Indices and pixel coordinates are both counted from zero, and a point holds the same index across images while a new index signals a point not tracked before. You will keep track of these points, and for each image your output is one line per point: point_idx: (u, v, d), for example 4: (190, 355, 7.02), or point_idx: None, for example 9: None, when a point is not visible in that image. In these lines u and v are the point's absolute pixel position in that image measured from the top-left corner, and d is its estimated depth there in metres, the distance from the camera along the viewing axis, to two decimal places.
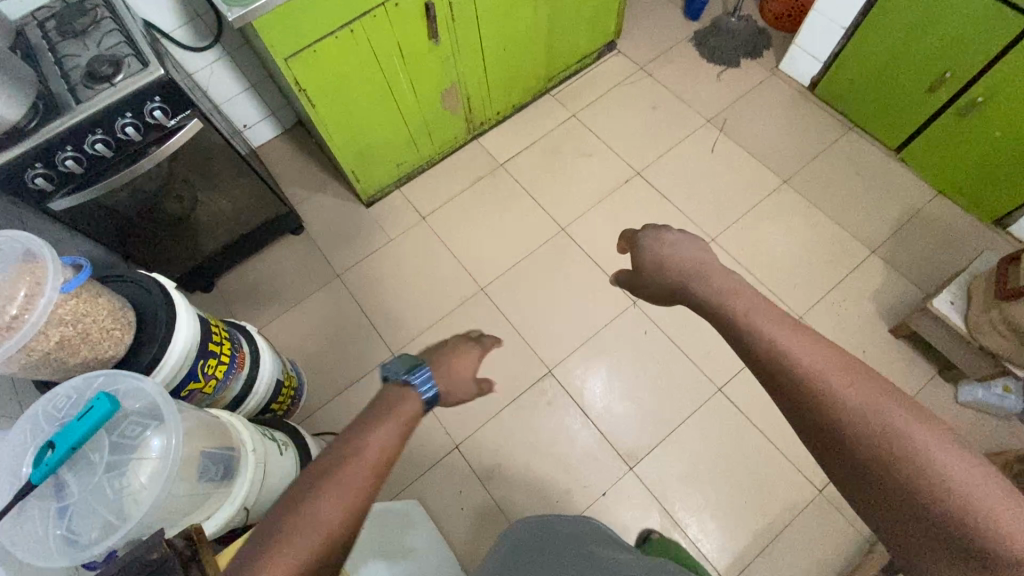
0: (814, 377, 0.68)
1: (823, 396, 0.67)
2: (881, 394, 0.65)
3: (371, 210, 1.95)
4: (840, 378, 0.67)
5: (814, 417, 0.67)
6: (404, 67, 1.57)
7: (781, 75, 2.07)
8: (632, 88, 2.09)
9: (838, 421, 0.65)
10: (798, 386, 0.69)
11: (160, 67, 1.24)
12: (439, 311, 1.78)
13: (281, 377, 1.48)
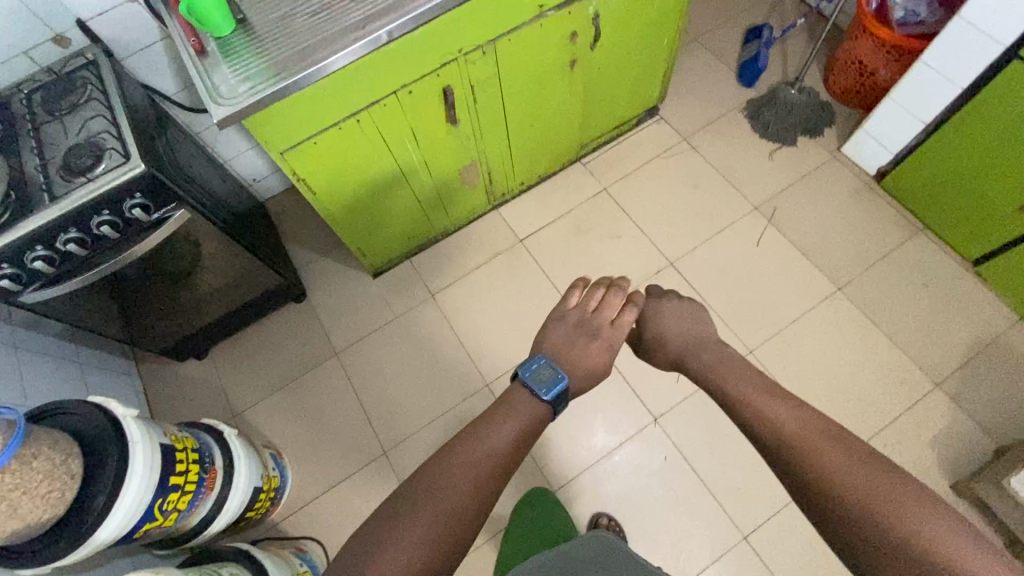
0: (792, 431, 0.78)
1: (779, 435, 0.79)
2: (829, 443, 0.74)
3: (377, 280, 1.82)
4: (795, 420, 0.79)
5: (793, 469, 0.75)
6: (418, 151, 1.42)
7: (844, 159, 1.83)
8: (672, 162, 1.89)
9: (812, 470, 0.73)
10: (779, 444, 0.78)
11: (144, 160, 1.12)
12: (442, 403, 1.63)
13: (259, 484, 1.37)
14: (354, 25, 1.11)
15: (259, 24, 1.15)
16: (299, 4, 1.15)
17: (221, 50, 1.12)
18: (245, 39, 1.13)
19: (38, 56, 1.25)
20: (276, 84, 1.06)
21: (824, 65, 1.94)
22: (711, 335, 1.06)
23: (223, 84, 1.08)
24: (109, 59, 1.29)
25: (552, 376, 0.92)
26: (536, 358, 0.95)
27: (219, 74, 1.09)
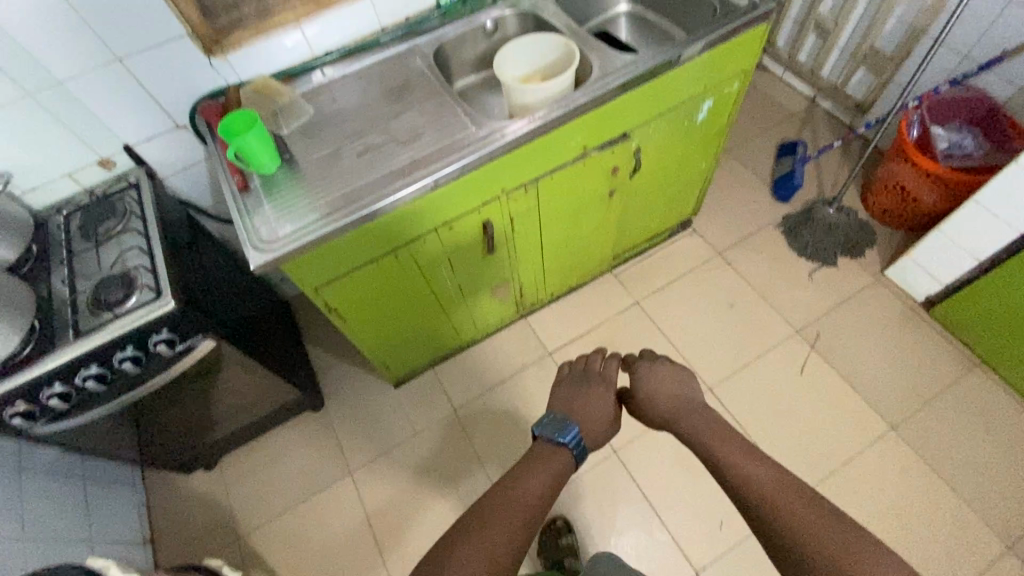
0: (769, 495, 0.80)
1: (756, 496, 0.81)
2: (798, 497, 0.78)
3: (398, 390, 1.74)
4: (765, 474, 0.83)
5: (772, 527, 0.77)
6: (452, 276, 1.38)
7: (887, 282, 1.76)
8: (706, 277, 1.84)
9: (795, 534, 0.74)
10: (760, 504, 0.80)
11: (174, 295, 1.08)
12: None
13: None
14: (400, 171, 1.10)
15: (304, 163, 1.15)
16: (347, 145, 1.16)
17: (264, 189, 1.11)
18: (289, 178, 1.13)
19: (82, 178, 1.25)
20: (317, 229, 1.04)
21: (862, 184, 1.89)
22: (696, 399, 1.08)
23: (263, 225, 1.06)
24: (152, 181, 1.29)
25: (564, 425, 1.02)
26: (542, 417, 1.05)
27: (260, 214, 1.07)
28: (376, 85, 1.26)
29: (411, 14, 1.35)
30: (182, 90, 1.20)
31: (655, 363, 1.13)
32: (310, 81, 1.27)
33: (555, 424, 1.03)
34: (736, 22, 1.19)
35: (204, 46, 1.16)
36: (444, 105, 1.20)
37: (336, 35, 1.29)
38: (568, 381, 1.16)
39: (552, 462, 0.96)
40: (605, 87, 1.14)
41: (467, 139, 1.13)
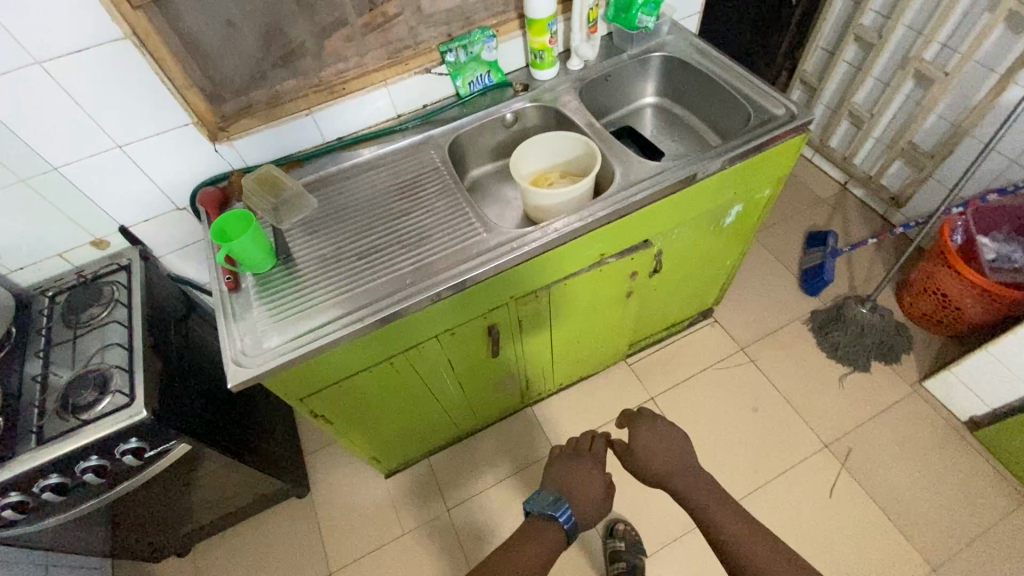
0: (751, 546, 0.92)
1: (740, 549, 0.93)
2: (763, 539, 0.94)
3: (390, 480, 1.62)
4: (739, 521, 0.97)
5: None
6: (454, 376, 1.28)
7: (926, 394, 1.62)
8: (728, 374, 1.71)
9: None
10: (745, 558, 0.92)
11: (147, 403, 0.99)
12: None
13: None
14: (403, 279, 1.02)
15: (302, 262, 1.07)
16: (347, 244, 1.08)
17: (256, 289, 1.03)
18: (284, 278, 1.05)
19: (73, 257, 1.20)
20: (306, 343, 0.95)
21: (897, 283, 1.77)
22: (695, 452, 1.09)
23: (249, 333, 0.97)
24: (146, 262, 1.23)
25: (554, 500, 1.01)
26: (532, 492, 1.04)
27: (248, 319, 0.99)
28: (387, 177, 1.20)
29: (429, 103, 1.30)
30: (184, 173, 1.15)
31: (655, 421, 1.11)
32: (318, 168, 1.21)
33: (544, 502, 1.01)
34: (772, 133, 1.12)
35: (209, 132, 1.11)
36: (455, 205, 1.13)
37: (349, 121, 1.24)
38: (562, 456, 1.12)
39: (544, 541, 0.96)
40: (628, 198, 1.07)
41: (477, 247, 1.05)
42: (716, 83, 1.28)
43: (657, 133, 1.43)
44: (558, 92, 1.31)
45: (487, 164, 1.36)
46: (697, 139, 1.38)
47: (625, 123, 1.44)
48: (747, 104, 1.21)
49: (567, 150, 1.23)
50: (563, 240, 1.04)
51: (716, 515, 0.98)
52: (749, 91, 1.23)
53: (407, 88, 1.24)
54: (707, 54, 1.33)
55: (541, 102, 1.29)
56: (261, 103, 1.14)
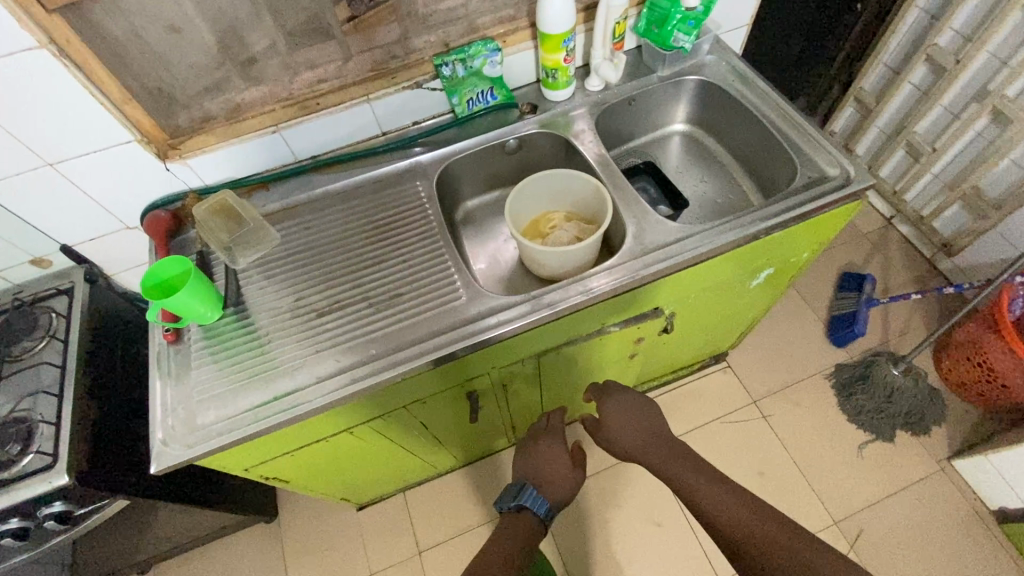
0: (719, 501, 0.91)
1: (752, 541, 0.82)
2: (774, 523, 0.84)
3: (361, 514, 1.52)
4: (735, 499, 0.90)
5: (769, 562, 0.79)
6: (429, 432, 1.15)
7: (954, 474, 1.46)
8: (735, 429, 1.56)
9: (750, 543, 0.83)
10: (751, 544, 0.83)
11: (70, 466, 0.88)
12: None
13: None
14: (364, 351, 0.87)
15: (254, 314, 0.92)
16: (307, 297, 0.93)
17: (198, 344, 0.89)
18: (232, 333, 0.91)
19: (12, 275, 1.07)
20: (245, 424, 0.81)
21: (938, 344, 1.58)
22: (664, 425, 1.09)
23: (183, 403, 0.84)
24: (92, 285, 1.10)
25: (521, 490, 1.04)
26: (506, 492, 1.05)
27: (183, 384, 0.86)
28: (362, 212, 1.03)
29: (420, 120, 1.12)
30: (131, 193, 1.00)
31: (619, 401, 1.11)
32: (286, 194, 1.05)
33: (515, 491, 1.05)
34: (821, 198, 0.93)
35: (157, 149, 0.95)
36: (438, 256, 0.97)
37: (324, 140, 1.07)
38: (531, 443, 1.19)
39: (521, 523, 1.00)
40: (639, 269, 0.90)
41: (456, 317, 0.89)
42: (759, 121, 1.08)
43: (683, 169, 1.23)
44: (572, 117, 1.12)
45: (484, 193, 1.19)
46: (730, 182, 1.18)
47: (647, 153, 1.25)
48: (794, 154, 1.01)
49: (566, 184, 1.07)
50: (557, 316, 0.87)
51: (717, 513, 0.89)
52: (798, 137, 1.03)
53: (393, 104, 1.06)
54: (752, 84, 1.11)
55: (550, 128, 1.10)
56: (219, 118, 0.98)
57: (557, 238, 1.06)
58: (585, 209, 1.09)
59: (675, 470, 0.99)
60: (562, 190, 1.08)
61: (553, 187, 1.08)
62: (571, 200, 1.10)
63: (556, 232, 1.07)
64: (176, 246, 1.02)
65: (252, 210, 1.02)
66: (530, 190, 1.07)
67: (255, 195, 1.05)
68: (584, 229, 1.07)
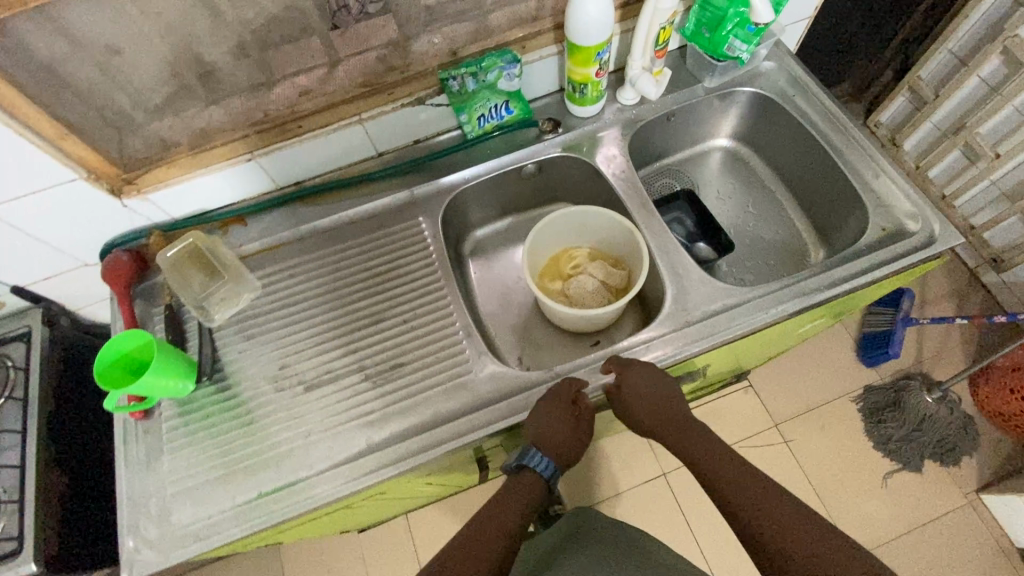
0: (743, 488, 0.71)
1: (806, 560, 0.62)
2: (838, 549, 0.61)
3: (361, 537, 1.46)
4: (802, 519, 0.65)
5: None
6: (434, 486, 1.06)
7: (982, 508, 1.40)
8: (754, 455, 1.49)
9: (790, 549, 0.63)
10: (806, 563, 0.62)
11: (37, 553, 0.80)
12: None
13: None
14: (360, 439, 0.75)
15: (234, 386, 0.80)
16: (295, 364, 0.81)
17: (170, 423, 0.78)
18: (209, 409, 0.79)
19: None
20: (226, 527, 0.71)
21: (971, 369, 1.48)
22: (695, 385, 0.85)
23: (155, 497, 0.73)
24: (53, 328, 0.96)
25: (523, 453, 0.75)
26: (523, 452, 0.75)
27: (155, 473, 0.75)
28: (357, 255, 0.88)
29: (423, 138, 0.95)
30: (84, 233, 0.85)
31: (642, 375, 0.74)
32: (267, 231, 0.90)
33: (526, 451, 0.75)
34: (900, 260, 0.78)
35: (110, 187, 0.80)
36: (445, 317, 0.83)
37: (310, 165, 0.91)
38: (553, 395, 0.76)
39: (532, 484, 0.75)
40: (679, 344, 0.77)
41: (466, 398, 0.76)
42: (823, 148, 0.91)
43: (726, 194, 1.06)
44: (600, 138, 0.95)
45: (496, 220, 1.04)
46: (780, 213, 1.02)
47: (682, 173, 1.07)
48: (865, 196, 0.85)
49: (586, 219, 0.92)
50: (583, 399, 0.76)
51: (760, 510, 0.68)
52: (871, 173, 0.87)
53: (390, 124, 0.89)
54: (815, 101, 0.94)
55: (574, 153, 0.94)
56: (183, 147, 0.82)
57: (581, 288, 0.92)
58: (608, 242, 0.93)
59: (710, 458, 0.76)
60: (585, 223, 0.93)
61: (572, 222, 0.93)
62: (591, 232, 0.94)
63: (581, 279, 0.93)
64: (141, 294, 0.88)
65: (228, 252, 0.87)
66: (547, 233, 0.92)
67: (232, 232, 0.91)
68: (609, 270, 0.93)
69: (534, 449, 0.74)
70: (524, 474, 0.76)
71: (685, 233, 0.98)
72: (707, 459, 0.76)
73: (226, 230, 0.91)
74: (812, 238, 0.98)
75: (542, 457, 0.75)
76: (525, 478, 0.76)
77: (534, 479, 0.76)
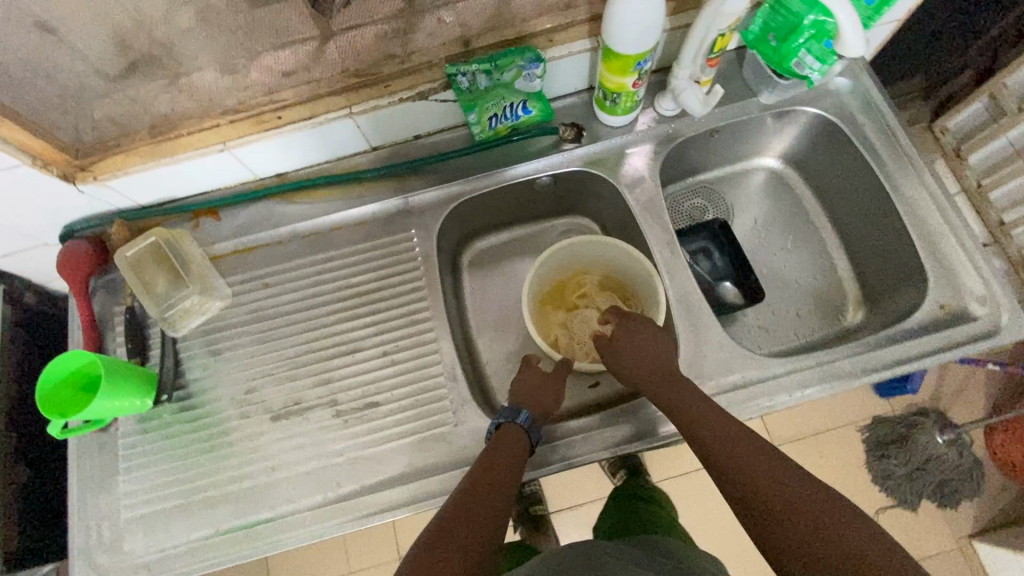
0: (748, 472, 0.57)
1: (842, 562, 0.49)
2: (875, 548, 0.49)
3: None
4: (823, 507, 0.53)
5: None
6: None
7: (971, 556, 1.36)
8: None
9: (813, 553, 0.50)
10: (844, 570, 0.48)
11: None
12: None
13: None
14: (328, 484, 0.69)
15: (195, 408, 0.73)
16: (263, 389, 0.74)
17: (128, 441, 0.72)
18: (169, 429, 0.73)
19: None
20: (180, 562, 0.67)
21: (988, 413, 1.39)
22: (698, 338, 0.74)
23: (110, 519, 0.69)
24: (16, 307, 0.88)
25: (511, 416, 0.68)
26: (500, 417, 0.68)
27: (110, 495, 0.70)
28: (338, 270, 0.79)
29: (424, 135, 0.83)
30: (37, 217, 0.76)
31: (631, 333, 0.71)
32: (242, 229, 0.81)
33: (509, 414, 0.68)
34: (948, 355, 0.68)
35: (61, 173, 0.69)
36: (431, 353, 0.75)
37: (293, 158, 0.79)
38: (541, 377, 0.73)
39: (516, 441, 0.65)
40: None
41: (445, 450, 0.70)
42: (886, 196, 0.78)
43: (764, 224, 0.92)
44: (628, 155, 0.82)
45: (502, 228, 0.91)
46: (822, 255, 0.89)
47: (717, 193, 0.94)
48: (927, 263, 0.73)
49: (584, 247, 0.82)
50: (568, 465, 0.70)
51: (776, 496, 0.55)
52: (936, 237, 0.74)
53: (387, 119, 0.76)
54: (887, 134, 0.79)
55: (596, 170, 0.82)
56: (143, 133, 0.70)
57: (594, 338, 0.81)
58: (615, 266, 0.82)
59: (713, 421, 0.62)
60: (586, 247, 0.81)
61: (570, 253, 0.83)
62: (591, 258, 0.84)
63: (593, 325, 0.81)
64: (102, 288, 0.80)
65: (196, 250, 0.78)
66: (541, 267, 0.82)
67: (203, 227, 0.81)
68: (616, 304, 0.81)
69: (508, 406, 0.68)
70: (501, 434, 0.66)
71: (711, 268, 0.87)
72: (706, 415, 0.63)
73: (197, 223, 0.81)
74: (854, 289, 0.86)
75: (525, 413, 0.67)
76: (501, 441, 0.65)
77: (510, 435, 0.65)
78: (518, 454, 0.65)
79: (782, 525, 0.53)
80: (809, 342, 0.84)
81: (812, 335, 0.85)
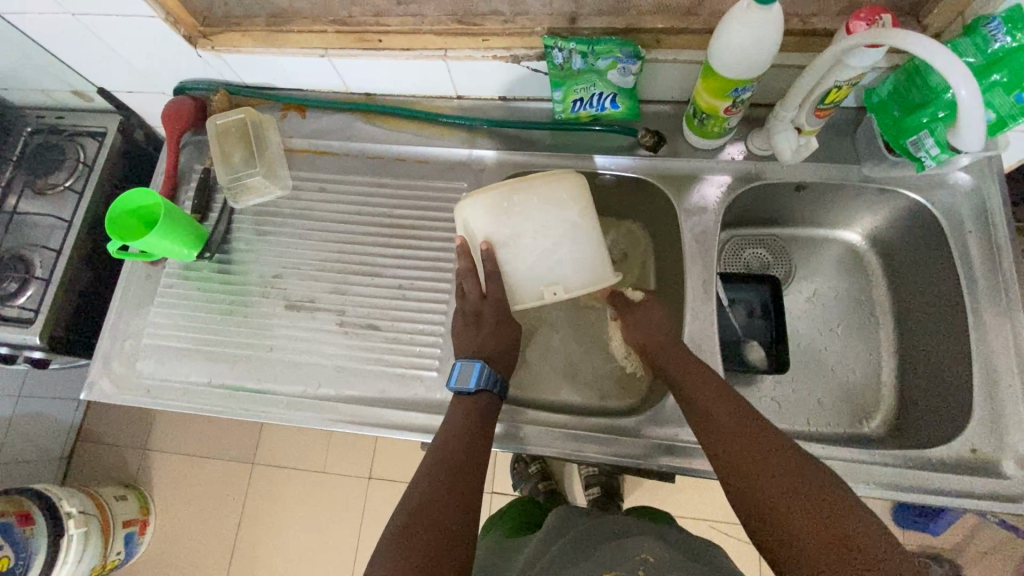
0: (709, 401, 0.62)
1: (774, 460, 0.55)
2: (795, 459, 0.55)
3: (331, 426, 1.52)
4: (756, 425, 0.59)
5: (817, 502, 0.50)
6: None
7: None
8: None
9: (748, 453, 0.56)
10: (778, 462, 0.54)
11: (45, 331, 0.91)
12: None
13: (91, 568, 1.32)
14: (311, 384, 0.74)
15: (230, 273, 0.81)
16: (287, 278, 0.80)
17: (168, 281, 0.82)
18: (200, 283, 0.81)
19: (56, 97, 0.99)
20: (171, 396, 0.76)
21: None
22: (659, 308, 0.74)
23: (133, 339, 0.79)
24: (124, 138, 1.01)
25: (468, 370, 0.67)
26: (457, 366, 0.68)
27: (139, 320, 0.80)
28: (388, 197, 0.82)
29: (510, 98, 0.84)
30: (160, 68, 0.85)
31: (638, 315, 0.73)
32: (320, 133, 0.86)
33: (465, 370, 0.68)
34: (947, 501, 0.62)
35: (186, 34, 0.77)
36: (438, 301, 0.77)
37: (384, 82, 0.83)
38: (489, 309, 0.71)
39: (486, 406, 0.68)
40: (643, 450, 0.71)
41: (418, 391, 0.73)
42: (962, 316, 0.69)
43: (823, 299, 0.85)
44: (702, 180, 0.79)
45: None
46: (872, 352, 0.81)
47: (787, 250, 0.88)
48: (978, 401, 0.66)
49: (546, 203, 0.70)
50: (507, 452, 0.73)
51: (720, 410, 0.61)
52: (1005, 378, 0.65)
53: (476, 70, 0.78)
54: (993, 249, 0.70)
55: (663, 184, 0.80)
56: (262, 19, 0.77)
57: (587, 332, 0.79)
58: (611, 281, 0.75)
59: (683, 361, 0.66)
60: (575, 230, 0.70)
61: (525, 184, 0.69)
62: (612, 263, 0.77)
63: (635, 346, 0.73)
64: (192, 145, 0.89)
65: (276, 138, 0.86)
66: (498, 248, 0.71)
67: (288, 119, 0.87)
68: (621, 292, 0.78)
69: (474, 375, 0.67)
70: (475, 396, 0.68)
71: (745, 321, 0.83)
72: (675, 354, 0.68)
73: (285, 114, 0.88)
74: (890, 398, 0.79)
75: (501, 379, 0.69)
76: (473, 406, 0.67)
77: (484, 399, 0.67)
78: (490, 415, 0.67)
79: (732, 434, 0.58)
80: (820, 432, 0.79)
81: (824, 426, 0.79)
